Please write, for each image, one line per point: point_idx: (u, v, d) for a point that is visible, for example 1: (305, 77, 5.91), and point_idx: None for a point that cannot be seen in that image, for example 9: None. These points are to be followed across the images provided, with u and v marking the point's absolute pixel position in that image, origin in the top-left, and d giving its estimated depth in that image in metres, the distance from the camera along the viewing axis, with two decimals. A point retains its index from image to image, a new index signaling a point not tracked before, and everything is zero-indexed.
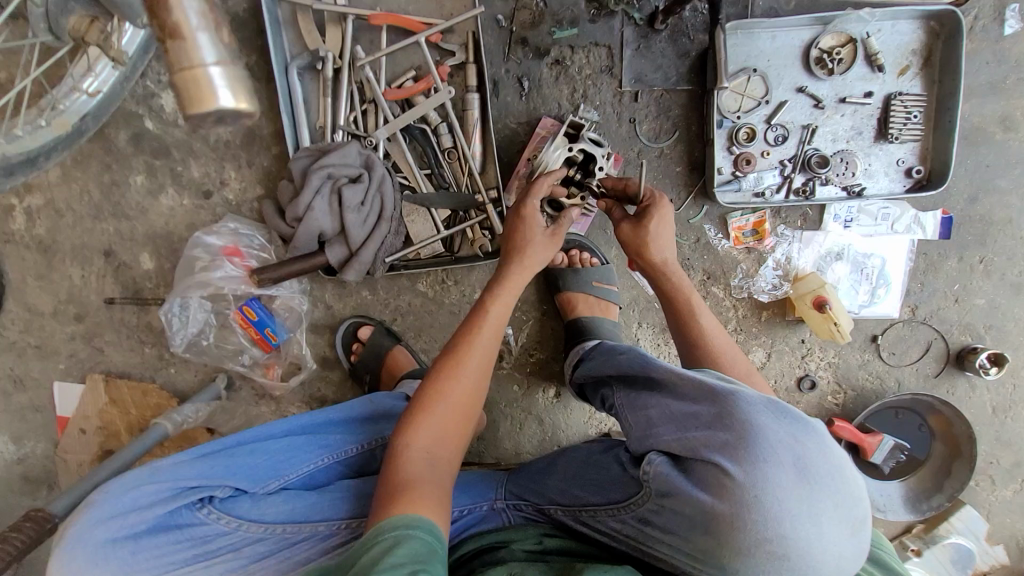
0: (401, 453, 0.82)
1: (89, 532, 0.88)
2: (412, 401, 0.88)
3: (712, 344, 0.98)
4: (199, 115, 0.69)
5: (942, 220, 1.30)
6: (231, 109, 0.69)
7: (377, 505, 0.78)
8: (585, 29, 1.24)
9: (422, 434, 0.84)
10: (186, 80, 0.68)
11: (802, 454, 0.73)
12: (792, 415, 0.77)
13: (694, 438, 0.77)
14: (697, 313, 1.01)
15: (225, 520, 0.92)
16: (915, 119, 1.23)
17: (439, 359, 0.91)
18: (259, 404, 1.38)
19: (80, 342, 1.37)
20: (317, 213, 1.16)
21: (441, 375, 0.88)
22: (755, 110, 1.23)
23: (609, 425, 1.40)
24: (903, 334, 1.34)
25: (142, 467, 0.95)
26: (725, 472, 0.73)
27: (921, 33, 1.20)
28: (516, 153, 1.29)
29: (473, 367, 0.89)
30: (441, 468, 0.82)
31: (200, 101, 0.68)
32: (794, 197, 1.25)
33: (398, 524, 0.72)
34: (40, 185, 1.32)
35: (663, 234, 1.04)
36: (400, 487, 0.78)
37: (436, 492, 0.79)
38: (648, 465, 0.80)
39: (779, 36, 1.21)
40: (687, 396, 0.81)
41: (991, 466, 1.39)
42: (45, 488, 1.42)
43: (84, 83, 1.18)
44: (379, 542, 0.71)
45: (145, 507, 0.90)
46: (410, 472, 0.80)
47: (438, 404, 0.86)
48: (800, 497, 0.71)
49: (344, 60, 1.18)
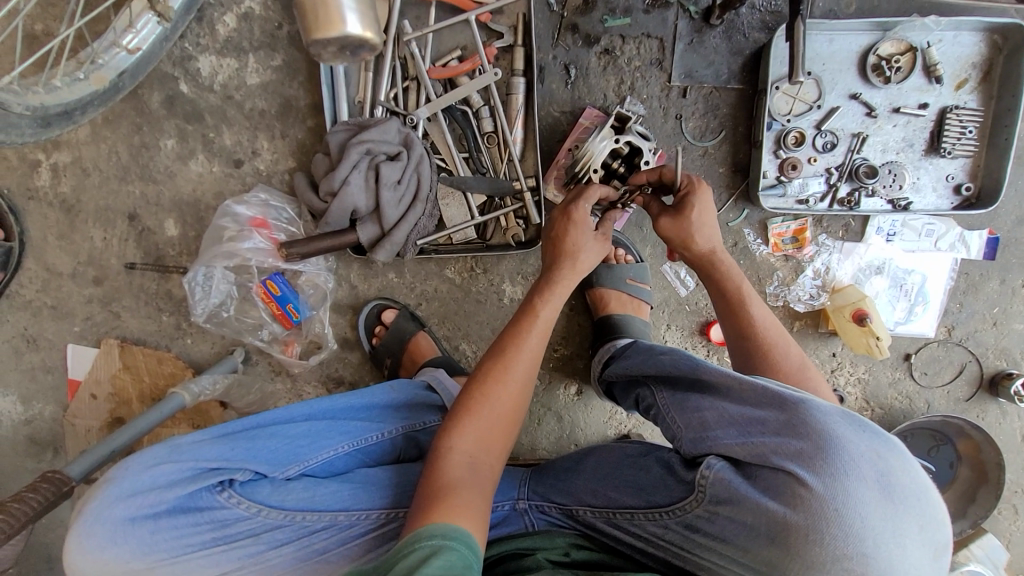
0: (445, 455, 0.82)
1: (108, 510, 0.86)
2: (458, 402, 0.88)
3: (762, 337, 0.96)
4: (323, 40, 0.80)
5: (987, 240, 1.27)
6: (356, 35, 0.80)
7: (419, 504, 0.77)
8: (638, 19, 1.21)
9: (468, 435, 0.84)
10: (317, 1, 0.78)
11: (884, 470, 0.71)
12: (870, 428, 0.76)
13: (762, 444, 0.76)
14: (748, 304, 0.98)
15: (245, 505, 0.89)
16: (970, 135, 1.19)
17: (487, 362, 0.91)
18: (275, 381, 1.35)
19: (97, 305, 1.34)
20: (352, 187, 1.13)
21: (488, 379, 0.89)
22: (806, 114, 1.19)
23: (629, 427, 1.36)
24: (938, 354, 1.31)
25: (162, 444, 0.92)
26: (801, 481, 0.71)
27: (983, 46, 1.17)
28: (557, 142, 1.26)
29: (521, 372, 0.90)
30: (484, 472, 0.82)
31: (330, 25, 0.79)
32: (838, 206, 1.22)
33: (438, 532, 0.70)
34: (68, 142, 1.29)
35: (708, 223, 1.00)
36: (444, 488, 0.77)
37: (477, 496, 0.78)
38: (707, 469, 0.79)
39: (836, 39, 1.18)
40: (749, 402, 0.81)
41: (1015, 495, 1.37)
42: (51, 452, 1.39)
43: (124, 39, 1.16)
44: (417, 549, 0.69)
45: (166, 486, 0.87)
46: (455, 474, 0.80)
47: (484, 407, 0.86)
48: (884, 513, 0.69)
49: (390, 34, 1.15)
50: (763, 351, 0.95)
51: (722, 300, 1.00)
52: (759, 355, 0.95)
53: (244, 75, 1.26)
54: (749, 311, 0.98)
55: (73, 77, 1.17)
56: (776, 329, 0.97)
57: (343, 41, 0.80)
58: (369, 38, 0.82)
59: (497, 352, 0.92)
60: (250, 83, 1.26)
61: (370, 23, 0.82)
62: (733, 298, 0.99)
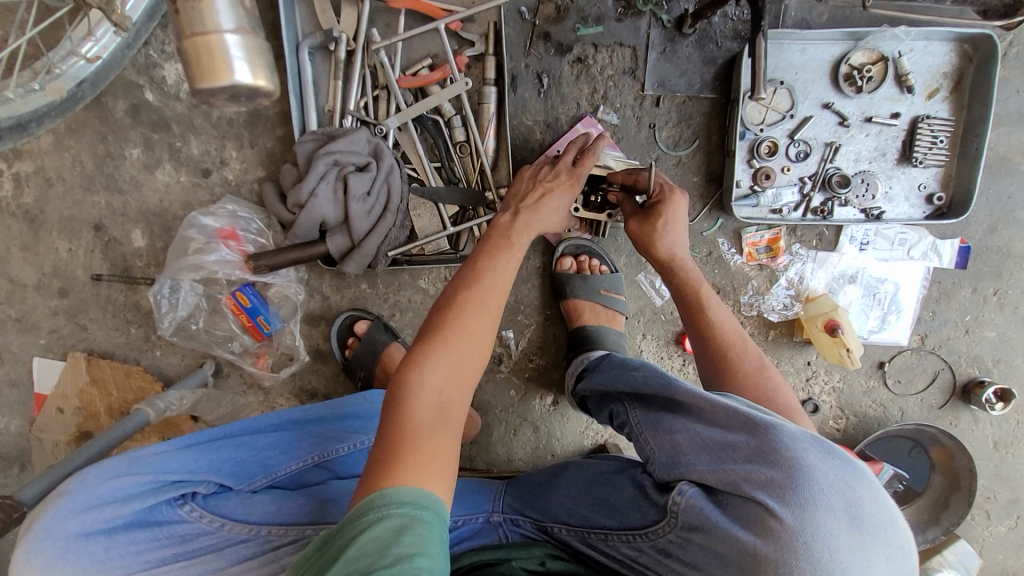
0: (412, 393, 0.74)
1: (61, 525, 0.81)
2: (420, 337, 0.80)
3: (722, 337, 0.97)
4: (211, 88, 0.69)
5: (959, 249, 1.28)
6: (247, 84, 0.70)
7: (383, 454, 0.70)
8: (610, 28, 1.20)
9: (437, 370, 0.76)
10: (199, 46, 0.67)
11: (852, 499, 0.72)
12: (838, 455, 0.76)
13: (733, 472, 0.75)
14: (706, 304, 0.99)
15: (207, 519, 0.87)
16: (941, 144, 1.20)
17: (453, 293, 0.84)
18: (247, 393, 1.33)
19: (64, 317, 1.31)
20: (320, 200, 1.11)
21: (455, 312, 0.82)
22: (778, 124, 1.19)
23: (606, 436, 1.36)
24: (911, 362, 1.32)
25: (121, 455, 0.89)
26: (770, 512, 0.71)
27: (954, 56, 1.18)
28: (530, 151, 1.25)
29: (490, 303, 0.83)
30: (455, 411, 0.75)
31: (216, 74, 0.69)
32: (811, 216, 1.22)
33: (406, 498, 0.65)
34: (30, 151, 1.26)
35: (673, 230, 1.02)
36: (411, 434, 0.71)
37: (446, 438, 0.72)
38: (679, 495, 0.78)
39: (809, 49, 1.17)
40: (721, 425, 0.80)
41: (988, 501, 1.37)
42: (18, 467, 1.36)
43: (83, 47, 1.11)
44: (385, 520, 0.63)
45: (124, 500, 0.84)
46: (422, 416, 0.73)
47: (453, 340, 0.79)
48: (851, 546, 0.69)
49: (359, 43, 1.14)
50: (722, 354, 0.96)
51: (681, 298, 1.02)
52: (718, 360, 0.96)
53: None
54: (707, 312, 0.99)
55: (28, 88, 1.11)
56: (739, 336, 0.97)
57: (233, 90, 0.70)
58: (264, 87, 0.72)
59: (464, 284, 0.85)
60: None
61: (266, 71, 0.72)
62: (693, 296, 1.00)
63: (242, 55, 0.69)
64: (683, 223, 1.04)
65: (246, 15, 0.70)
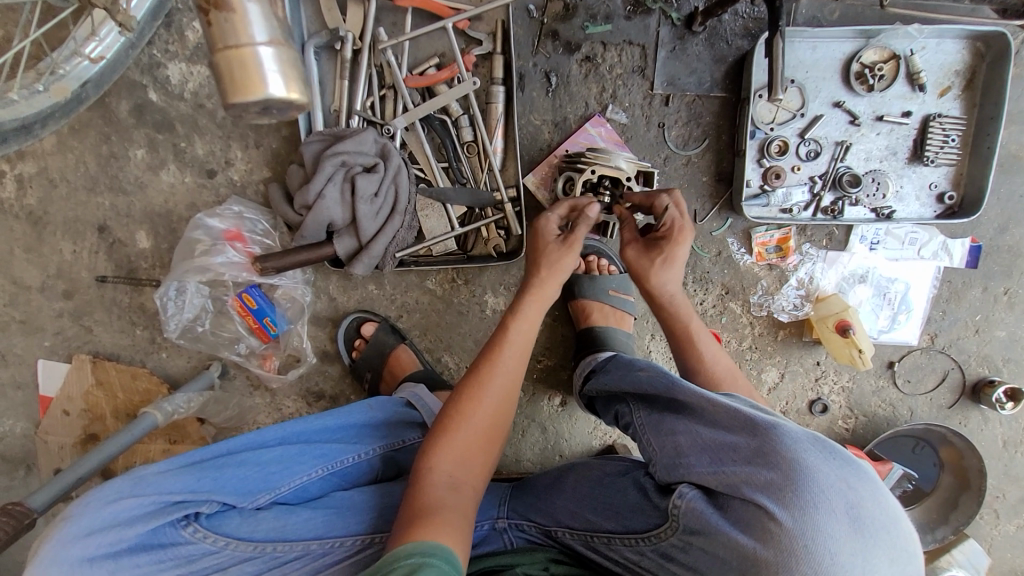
0: (424, 476, 0.80)
1: (65, 550, 0.79)
2: (436, 420, 0.87)
3: (711, 373, 0.98)
4: (243, 103, 0.66)
5: (970, 248, 1.27)
6: (280, 97, 0.66)
7: (396, 529, 0.75)
8: (619, 26, 1.18)
9: (448, 454, 0.82)
10: (232, 59, 0.64)
11: (854, 500, 0.71)
12: (841, 456, 0.75)
13: (733, 474, 0.75)
14: (696, 341, 1.00)
15: (212, 539, 0.84)
16: (953, 143, 1.18)
17: (465, 378, 0.90)
18: (254, 395, 1.32)
19: (68, 319, 1.30)
20: (328, 201, 1.10)
21: (465, 396, 0.87)
22: (789, 123, 1.18)
23: (614, 437, 1.35)
24: (921, 362, 1.31)
25: (123, 476, 0.86)
26: (770, 514, 0.70)
27: (966, 54, 1.16)
28: (538, 151, 1.24)
29: (502, 387, 0.88)
30: (466, 493, 0.80)
31: (249, 86, 0.65)
32: (821, 215, 1.21)
33: (415, 550, 0.68)
34: (33, 152, 1.25)
35: (670, 268, 0.99)
36: (422, 511, 0.75)
37: (456, 516, 0.76)
38: (680, 498, 0.78)
39: (820, 47, 1.16)
40: (722, 426, 0.80)
41: (997, 499, 1.37)
42: (23, 469, 1.35)
43: (87, 47, 1.10)
44: (398, 568, 0.66)
45: (126, 523, 0.81)
46: (436, 496, 0.78)
47: (462, 424, 0.84)
48: (852, 549, 0.68)
49: (365, 42, 1.12)
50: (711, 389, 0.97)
51: (671, 334, 1.03)
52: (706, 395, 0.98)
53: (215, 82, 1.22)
54: (697, 347, 1.00)
55: (32, 90, 1.11)
56: (730, 372, 0.99)
57: (266, 103, 0.66)
58: (297, 99, 0.69)
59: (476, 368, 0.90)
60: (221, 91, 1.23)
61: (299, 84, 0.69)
62: (684, 333, 1.01)
63: (277, 68, 0.66)
64: (682, 263, 1.00)
65: (280, 26, 0.67)
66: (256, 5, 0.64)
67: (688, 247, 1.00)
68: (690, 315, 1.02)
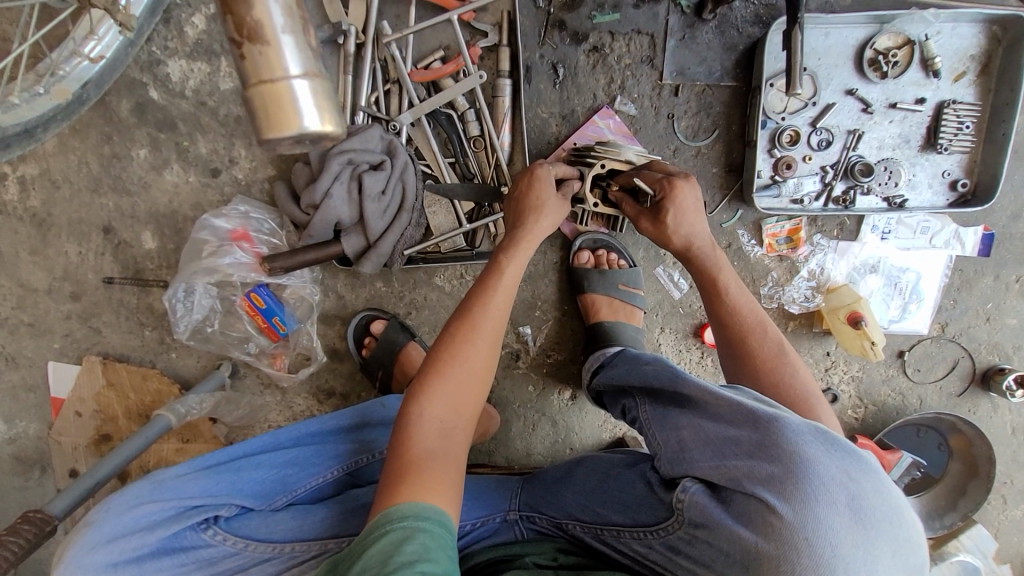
0: (413, 423, 0.79)
1: (88, 557, 0.80)
2: (428, 361, 0.86)
3: (743, 323, 0.97)
4: (277, 141, 0.52)
5: (982, 237, 1.26)
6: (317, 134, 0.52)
7: (385, 481, 0.75)
8: (628, 15, 1.16)
9: (435, 399, 0.81)
10: (264, 95, 0.51)
11: (856, 492, 0.71)
12: (844, 448, 0.75)
13: (735, 467, 0.75)
14: (726, 291, 0.99)
15: (231, 541, 0.85)
16: (967, 130, 1.17)
17: (452, 323, 0.89)
18: (264, 393, 1.32)
19: (77, 321, 1.30)
20: (335, 200, 1.09)
21: (454, 341, 0.86)
22: (801, 112, 1.16)
23: (624, 430, 1.36)
24: (931, 350, 1.31)
25: (142, 481, 0.87)
26: (771, 508, 0.70)
27: (982, 38, 1.14)
28: (546, 145, 1.22)
29: (489, 330, 0.88)
30: (455, 437, 0.80)
31: (282, 124, 0.51)
32: (833, 205, 1.20)
33: (408, 513, 0.69)
34: (35, 154, 1.23)
35: (687, 217, 1.01)
36: (412, 462, 0.75)
37: (450, 466, 0.77)
38: (682, 492, 0.78)
39: (833, 34, 1.14)
40: (723, 418, 0.80)
41: (1004, 485, 1.38)
42: (38, 470, 1.36)
43: (86, 47, 1.08)
44: (388, 532, 0.67)
45: (147, 529, 0.82)
46: (426, 445, 0.78)
47: (451, 368, 0.84)
48: (855, 541, 0.69)
49: (369, 36, 1.11)
50: (740, 339, 0.97)
51: (700, 285, 1.03)
52: (738, 348, 0.97)
53: (216, 80, 1.21)
54: (729, 298, 0.99)
55: (32, 92, 1.07)
56: (758, 324, 0.97)
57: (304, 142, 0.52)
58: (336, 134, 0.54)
59: (463, 310, 0.90)
60: (223, 88, 1.21)
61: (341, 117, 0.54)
62: (710, 281, 1.01)
63: (315, 102, 0.52)
64: (699, 207, 1.02)
65: (318, 54, 0.54)
66: (290, 33, 0.51)
67: (691, 193, 1.01)
68: (719, 262, 1.02)
